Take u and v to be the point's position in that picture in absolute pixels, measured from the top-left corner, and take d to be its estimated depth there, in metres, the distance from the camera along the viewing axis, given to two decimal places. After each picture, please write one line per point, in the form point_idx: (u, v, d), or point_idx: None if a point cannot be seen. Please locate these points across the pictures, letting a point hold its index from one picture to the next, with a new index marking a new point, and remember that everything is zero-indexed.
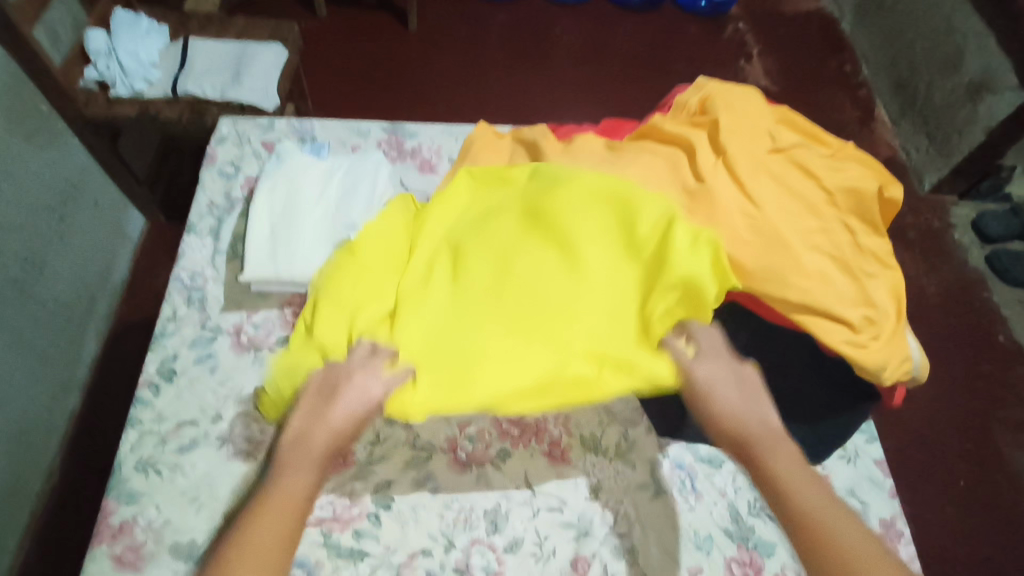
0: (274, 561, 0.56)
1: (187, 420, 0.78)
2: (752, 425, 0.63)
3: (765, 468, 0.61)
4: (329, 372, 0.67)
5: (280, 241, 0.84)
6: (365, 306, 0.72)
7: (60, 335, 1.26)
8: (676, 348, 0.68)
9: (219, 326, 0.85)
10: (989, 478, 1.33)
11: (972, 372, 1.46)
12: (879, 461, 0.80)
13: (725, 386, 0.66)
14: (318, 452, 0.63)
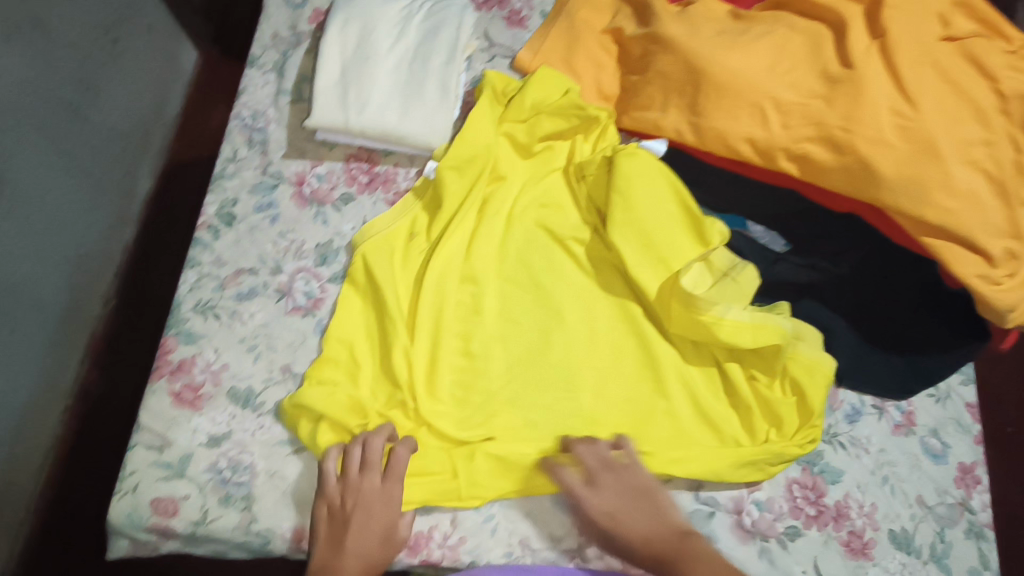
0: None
1: (247, 268, 0.75)
2: (659, 539, 0.62)
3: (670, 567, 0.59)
4: (328, 517, 0.63)
5: (352, 83, 0.75)
6: (426, 301, 0.72)
7: (114, 162, 1.22)
8: (570, 480, 0.65)
9: (281, 174, 0.79)
10: None
11: None
12: (970, 405, 0.75)
13: (620, 515, 0.64)
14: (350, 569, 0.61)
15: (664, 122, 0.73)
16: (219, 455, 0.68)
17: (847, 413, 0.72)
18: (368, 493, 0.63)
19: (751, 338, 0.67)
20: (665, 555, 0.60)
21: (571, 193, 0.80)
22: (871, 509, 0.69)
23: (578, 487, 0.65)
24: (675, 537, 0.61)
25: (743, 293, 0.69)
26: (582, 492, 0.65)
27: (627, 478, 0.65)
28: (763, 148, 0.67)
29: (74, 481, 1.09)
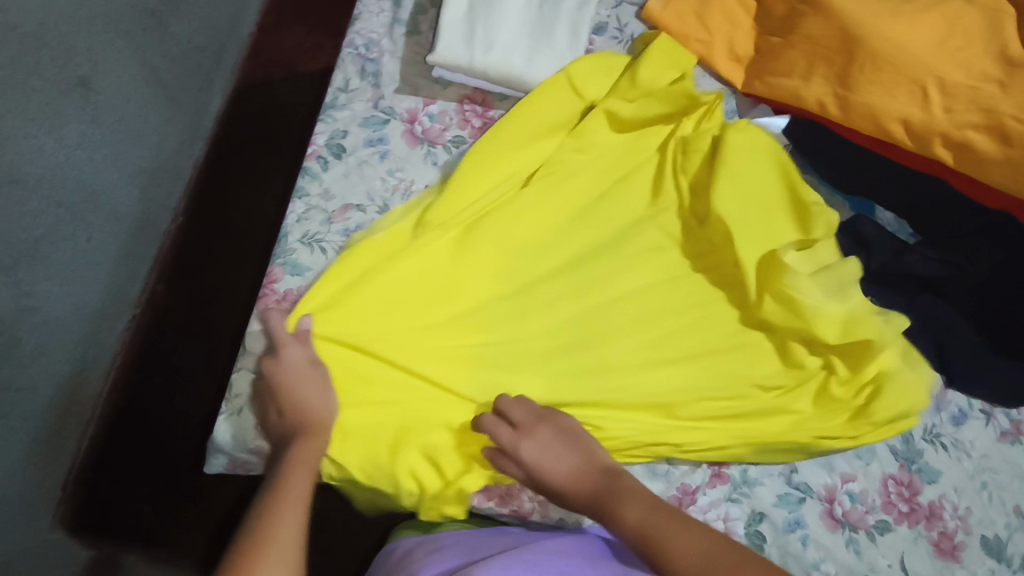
0: (298, 551, 0.52)
1: (355, 204, 0.74)
2: (590, 479, 0.59)
3: (610, 507, 0.57)
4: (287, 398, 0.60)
5: (479, 21, 0.71)
6: (529, 257, 0.68)
7: (199, 66, 1.17)
8: (496, 430, 0.61)
9: (393, 109, 0.77)
10: None
11: None
12: None
13: (555, 461, 0.60)
14: (311, 440, 0.58)
15: (806, 91, 0.70)
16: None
17: (953, 415, 0.70)
18: (295, 363, 0.60)
19: (842, 332, 0.65)
20: (609, 496, 0.58)
21: (667, 162, 0.72)
22: (965, 514, 0.68)
23: (508, 437, 0.60)
24: (605, 478, 0.59)
25: (845, 285, 0.67)
26: (512, 439, 0.60)
27: (557, 422, 0.62)
28: (918, 130, 0.65)
29: (141, 390, 1.05)
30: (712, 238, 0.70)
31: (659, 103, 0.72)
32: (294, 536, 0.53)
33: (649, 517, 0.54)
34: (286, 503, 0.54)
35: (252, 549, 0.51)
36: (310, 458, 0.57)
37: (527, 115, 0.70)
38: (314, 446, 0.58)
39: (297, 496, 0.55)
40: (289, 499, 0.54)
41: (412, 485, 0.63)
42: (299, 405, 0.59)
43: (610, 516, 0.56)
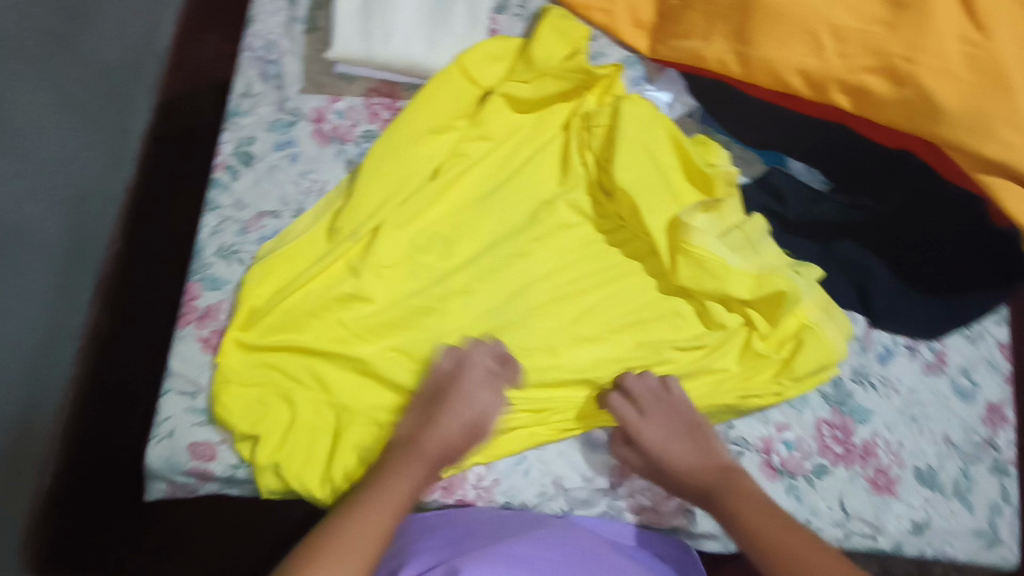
0: (378, 545, 0.56)
1: (269, 211, 0.72)
2: (706, 472, 0.64)
3: (714, 495, 0.63)
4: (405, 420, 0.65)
5: (375, 11, 0.70)
6: (453, 244, 0.72)
7: (113, 81, 1.10)
8: (623, 410, 0.67)
9: (299, 110, 0.75)
10: None
11: None
12: (1004, 345, 0.73)
13: (669, 443, 0.66)
14: (432, 453, 0.63)
15: (707, 51, 0.70)
16: (236, 412, 0.66)
17: (879, 353, 0.72)
18: (470, 388, 0.65)
19: (751, 286, 0.69)
20: (712, 485, 0.63)
21: (573, 140, 0.74)
22: (897, 448, 0.70)
23: (635, 418, 0.67)
24: (719, 471, 0.64)
25: (751, 243, 0.70)
26: (637, 422, 0.66)
27: (688, 415, 0.68)
28: (816, 78, 0.65)
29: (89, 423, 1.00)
30: (621, 213, 0.72)
31: (563, 81, 0.72)
32: (383, 530, 0.57)
33: (757, 517, 0.60)
34: (384, 500, 0.58)
35: (331, 537, 0.55)
36: (423, 467, 0.62)
37: (435, 104, 0.71)
38: (425, 455, 0.62)
39: (399, 495, 0.59)
40: (388, 493, 0.58)
41: (348, 487, 0.66)
42: (434, 424, 0.64)
43: (713, 503, 0.63)
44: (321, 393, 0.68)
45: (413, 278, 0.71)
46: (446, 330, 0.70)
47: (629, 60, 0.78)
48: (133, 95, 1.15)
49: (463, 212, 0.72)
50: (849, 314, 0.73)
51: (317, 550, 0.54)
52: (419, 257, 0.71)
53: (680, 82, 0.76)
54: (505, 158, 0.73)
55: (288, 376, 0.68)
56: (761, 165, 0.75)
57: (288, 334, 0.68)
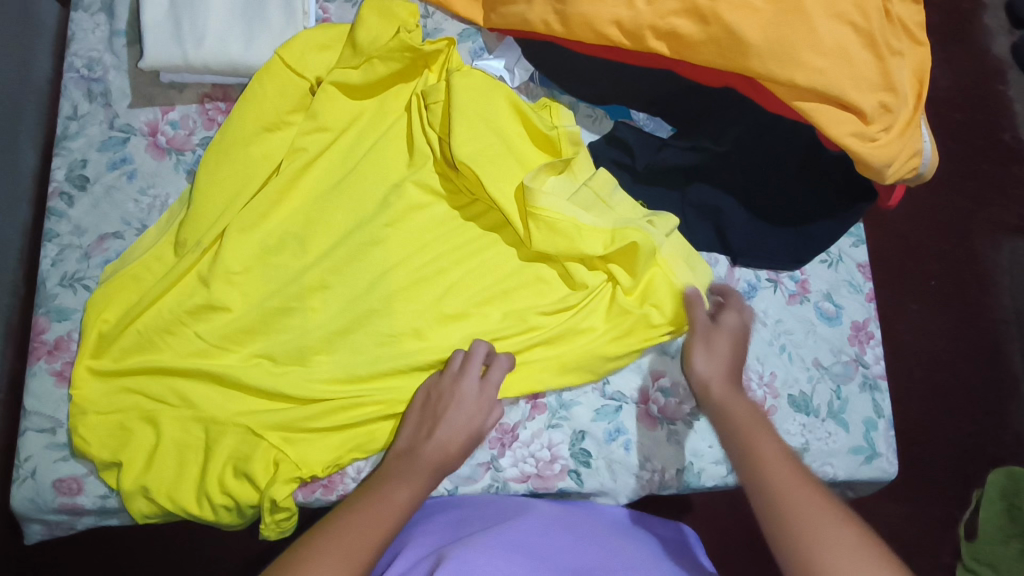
0: (371, 547, 0.54)
1: (111, 232, 0.70)
2: (734, 398, 0.62)
3: (733, 409, 0.61)
4: (404, 429, 0.64)
5: (185, 15, 0.68)
6: (305, 240, 0.70)
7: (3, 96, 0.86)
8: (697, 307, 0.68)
9: (131, 126, 0.73)
10: (960, 277, 1.33)
11: (966, 173, 1.38)
12: (862, 266, 0.75)
13: (725, 354, 0.66)
14: (429, 461, 0.61)
15: (529, 14, 0.69)
16: (96, 443, 0.64)
17: (743, 290, 0.73)
18: (462, 392, 0.64)
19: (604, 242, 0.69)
20: (733, 398, 0.63)
21: (415, 119, 0.73)
22: (771, 378, 0.71)
23: (706, 319, 0.67)
24: (748, 406, 0.62)
25: (601, 200, 0.70)
26: (706, 323, 0.67)
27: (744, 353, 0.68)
28: (631, 28, 0.65)
29: None
30: (470, 187, 0.72)
31: (392, 61, 0.71)
32: (378, 534, 0.55)
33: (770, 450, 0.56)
34: (380, 507, 0.57)
35: (327, 536, 0.54)
36: (421, 476, 0.60)
37: (264, 101, 0.69)
38: (421, 466, 0.61)
39: (393, 503, 0.58)
40: (381, 497, 0.58)
41: (227, 500, 0.64)
42: (430, 434, 0.62)
43: (730, 415, 0.61)
44: (183, 409, 0.66)
45: (269, 281, 0.69)
46: (308, 329, 0.68)
47: (466, 32, 0.77)
48: (26, 112, 0.91)
49: (312, 207, 0.71)
50: (711, 257, 0.73)
51: (312, 544, 0.53)
52: (272, 258, 0.70)
53: (516, 49, 0.76)
54: (348, 147, 0.72)
55: (148, 399, 0.66)
56: (610, 121, 0.75)
57: (144, 355, 0.66)
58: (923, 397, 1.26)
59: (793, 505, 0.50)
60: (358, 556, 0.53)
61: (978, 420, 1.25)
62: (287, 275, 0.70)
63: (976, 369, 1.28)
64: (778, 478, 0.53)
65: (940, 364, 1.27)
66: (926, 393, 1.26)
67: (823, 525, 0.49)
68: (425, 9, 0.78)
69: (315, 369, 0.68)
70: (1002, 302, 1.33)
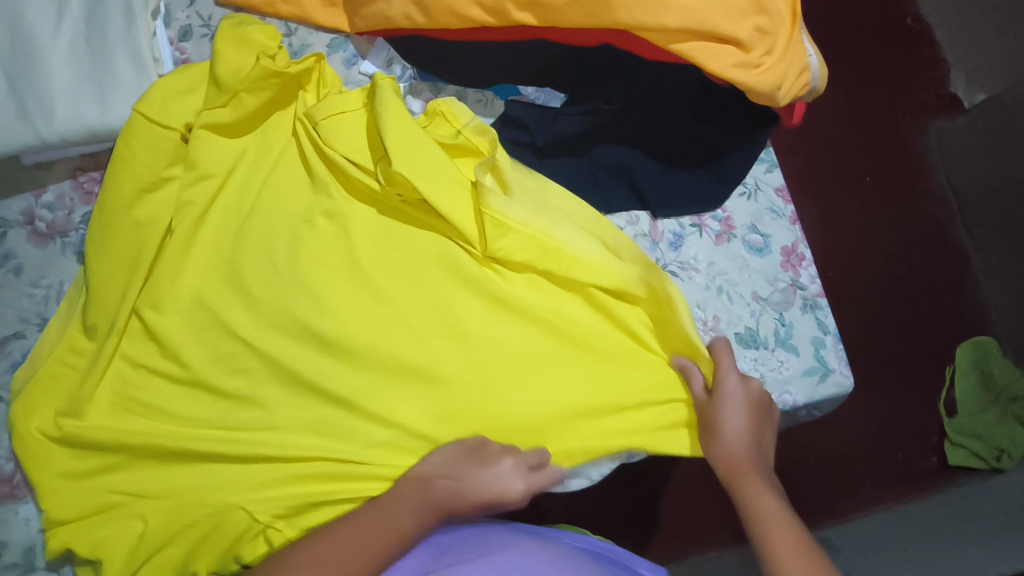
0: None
1: (11, 333, 0.66)
2: (745, 478, 0.61)
3: (744, 487, 0.60)
4: (423, 466, 0.62)
5: (25, 90, 0.64)
6: (217, 297, 0.67)
7: None
8: (693, 380, 0.66)
9: (5, 219, 0.68)
10: (892, 168, 1.35)
11: (877, 66, 1.39)
12: (780, 190, 0.75)
13: (735, 434, 0.62)
14: (439, 498, 0.59)
15: (390, 12, 0.66)
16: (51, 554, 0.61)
17: (670, 241, 0.72)
18: (503, 468, 0.62)
19: (538, 256, 0.67)
20: (749, 475, 0.61)
21: (305, 141, 0.70)
22: (715, 322, 0.71)
23: (705, 396, 0.65)
24: (769, 486, 0.60)
25: (542, 198, 0.68)
26: (707, 402, 0.65)
27: (760, 429, 0.65)
28: (493, 6, 0.62)
29: None
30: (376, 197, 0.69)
31: (260, 91, 0.67)
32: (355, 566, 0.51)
33: (792, 552, 0.55)
34: (377, 529, 0.54)
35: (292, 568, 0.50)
36: (428, 507, 0.58)
37: (134, 163, 0.65)
38: (431, 502, 0.58)
39: (387, 531, 0.54)
40: (385, 522, 0.55)
41: None
42: (461, 476, 0.61)
43: (743, 493, 0.60)
44: (136, 497, 0.63)
45: (195, 345, 0.66)
46: (244, 384, 0.66)
47: (335, 41, 0.74)
48: None
49: (219, 259, 0.68)
50: (630, 214, 0.72)
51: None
52: (189, 322, 0.67)
53: (388, 50, 0.73)
54: (238, 190, 0.69)
55: (96, 498, 0.63)
56: (500, 102, 0.73)
57: (81, 452, 0.64)
58: (880, 292, 1.28)
59: None
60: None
61: (937, 300, 1.29)
62: (209, 336, 0.67)
63: (924, 254, 1.31)
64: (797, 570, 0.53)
65: (887, 258, 1.30)
66: (884, 287, 1.28)
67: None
68: (287, 28, 0.74)
69: (262, 422, 0.66)
70: (938, 182, 1.35)
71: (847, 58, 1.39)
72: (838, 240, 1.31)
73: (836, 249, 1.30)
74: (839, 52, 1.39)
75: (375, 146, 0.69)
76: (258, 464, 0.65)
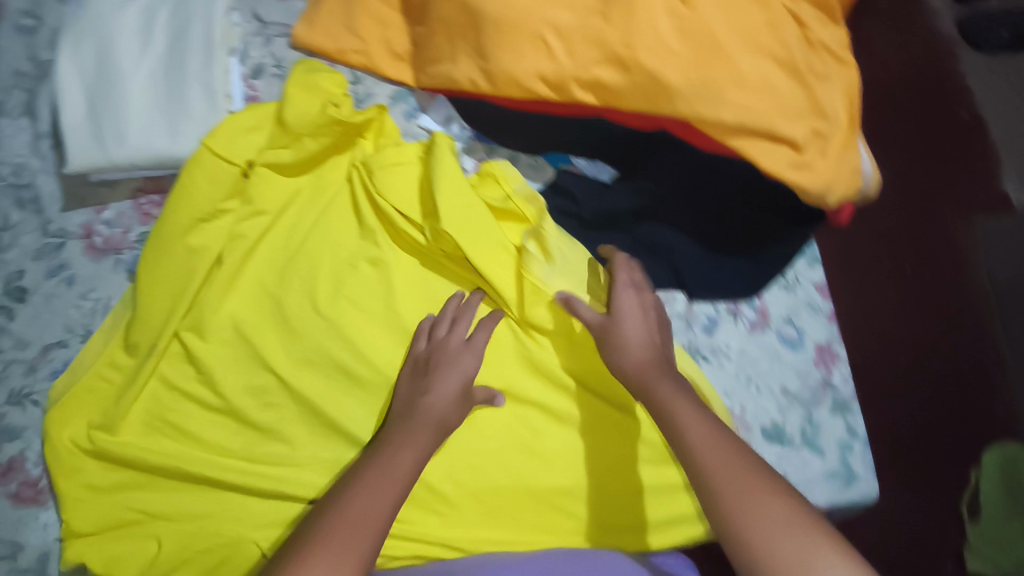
0: (379, 517, 0.53)
1: (55, 342, 0.69)
2: (649, 379, 0.59)
3: (659, 394, 0.57)
4: (406, 389, 0.65)
5: (103, 114, 0.67)
6: (257, 329, 0.69)
7: None
8: (578, 308, 0.65)
9: (66, 229, 0.71)
10: (934, 257, 1.31)
11: (929, 151, 1.36)
12: (820, 286, 0.75)
13: (637, 341, 0.61)
14: (423, 417, 0.61)
15: (457, 73, 0.67)
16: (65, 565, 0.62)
17: (704, 325, 0.72)
18: (453, 355, 0.65)
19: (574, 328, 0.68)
20: (658, 378, 0.58)
21: (359, 189, 0.72)
22: (741, 413, 0.70)
23: (598, 320, 0.64)
24: (671, 377, 0.59)
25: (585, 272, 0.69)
26: (602, 327, 0.63)
27: (654, 330, 0.64)
28: (555, 81, 0.63)
29: None
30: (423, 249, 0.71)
31: (322, 136, 0.69)
32: (380, 512, 0.53)
33: (704, 434, 0.52)
34: (385, 476, 0.56)
35: (334, 514, 0.52)
36: (422, 436, 0.60)
37: (194, 193, 0.67)
38: (420, 423, 0.61)
39: (399, 469, 0.57)
40: (388, 466, 0.56)
41: None
42: (426, 394, 0.63)
43: (656, 399, 0.57)
44: (153, 518, 0.64)
45: (229, 375, 0.67)
46: (273, 418, 0.67)
47: (398, 93, 0.77)
48: None
49: (264, 291, 0.70)
50: (666, 293, 0.72)
51: (324, 528, 0.51)
52: (226, 348, 0.68)
53: (450, 107, 0.75)
54: (289, 227, 0.71)
55: (113, 515, 0.64)
56: (550, 167, 0.74)
57: (109, 464, 0.65)
58: (910, 383, 1.25)
59: (731, 518, 0.47)
60: (366, 525, 0.52)
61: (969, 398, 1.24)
62: (244, 366, 0.68)
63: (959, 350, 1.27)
64: (721, 476, 0.49)
65: (922, 351, 1.26)
66: (915, 380, 1.25)
67: (764, 507, 0.46)
68: (353, 75, 0.77)
69: (286, 457, 0.67)
70: None
71: (893, 148, 1.39)
72: (870, 327, 1.31)
73: (868, 335, 1.31)
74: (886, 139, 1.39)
75: (425, 201, 0.71)
76: (277, 499, 0.66)
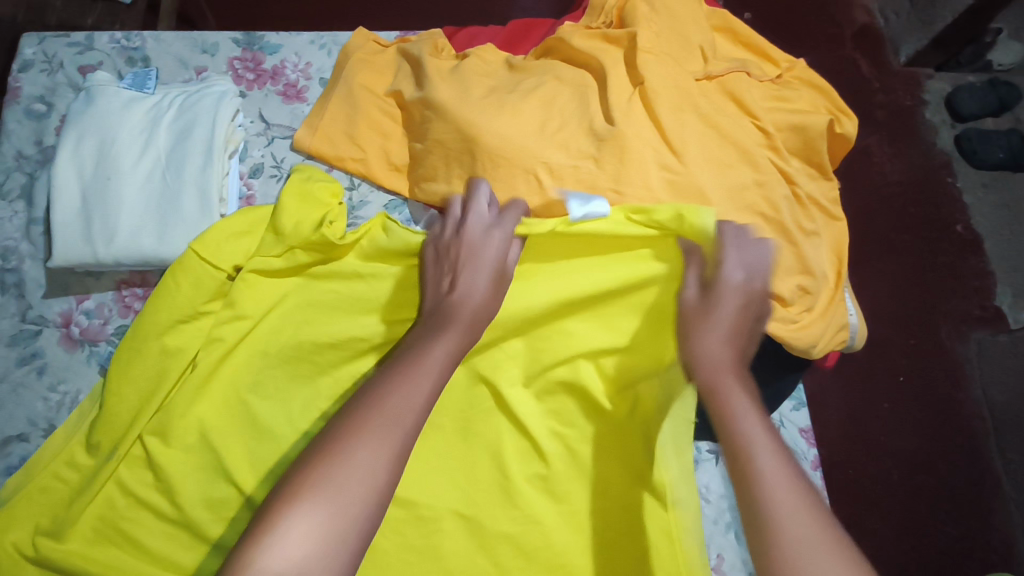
0: (414, 410, 0.46)
1: (16, 435, 0.67)
2: (712, 368, 0.50)
3: (728, 402, 0.47)
4: (430, 278, 0.59)
5: (97, 213, 0.68)
6: (226, 434, 0.67)
7: None
8: (691, 265, 0.57)
9: (45, 317, 0.71)
10: (931, 372, 1.25)
11: (925, 263, 1.32)
12: (804, 430, 0.73)
13: (726, 318, 0.52)
14: (450, 304, 0.55)
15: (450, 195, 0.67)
16: None
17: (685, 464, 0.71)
18: (472, 237, 0.58)
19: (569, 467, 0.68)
20: (727, 377, 0.49)
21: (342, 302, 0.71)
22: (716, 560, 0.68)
23: (695, 295, 0.55)
24: (737, 376, 0.49)
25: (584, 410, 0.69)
26: (697, 299, 0.54)
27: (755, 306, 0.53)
28: (545, 217, 0.63)
29: None
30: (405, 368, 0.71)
31: (311, 250, 0.69)
32: (413, 407, 0.46)
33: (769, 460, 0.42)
34: (416, 363, 0.49)
35: (366, 405, 0.45)
36: (451, 326, 0.53)
37: (175, 295, 0.67)
38: (454, 315, 0.53)
39: (432, 362, 0.49)
40: (415, 357, 0.49)
41: None
42: (453, 287, 0.56)
43: (726, 412, 0.46)
44: None
45: (189, 485, 0.65)
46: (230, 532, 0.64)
47: (392, 203, 0.77)
48: None
49: (234, 397, 0.68)
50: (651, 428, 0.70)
51: (365, 407, 0.45)
52: (189, 454, 0.66)
53: None
54: (267, 334, 0.69)
55: None
56: None
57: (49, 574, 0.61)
58: (903, 497, 1.17)
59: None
60: (403, 419, 0.44)
61: (963, 523, 1.16)
62: (209, 473, 0.66)
63: (952, 468, 1.19)
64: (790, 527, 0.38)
65: (919, 469, 1.19)
66: (907, 498, 1.17)
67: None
68: (350, 181, 0.78)
69: None
70: (973, 395, 1.24)
71: (890, 259, 1.32)
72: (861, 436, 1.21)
73: (860, 443, 1.21)
74: (885, 246, 1.33)
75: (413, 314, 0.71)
76: None
